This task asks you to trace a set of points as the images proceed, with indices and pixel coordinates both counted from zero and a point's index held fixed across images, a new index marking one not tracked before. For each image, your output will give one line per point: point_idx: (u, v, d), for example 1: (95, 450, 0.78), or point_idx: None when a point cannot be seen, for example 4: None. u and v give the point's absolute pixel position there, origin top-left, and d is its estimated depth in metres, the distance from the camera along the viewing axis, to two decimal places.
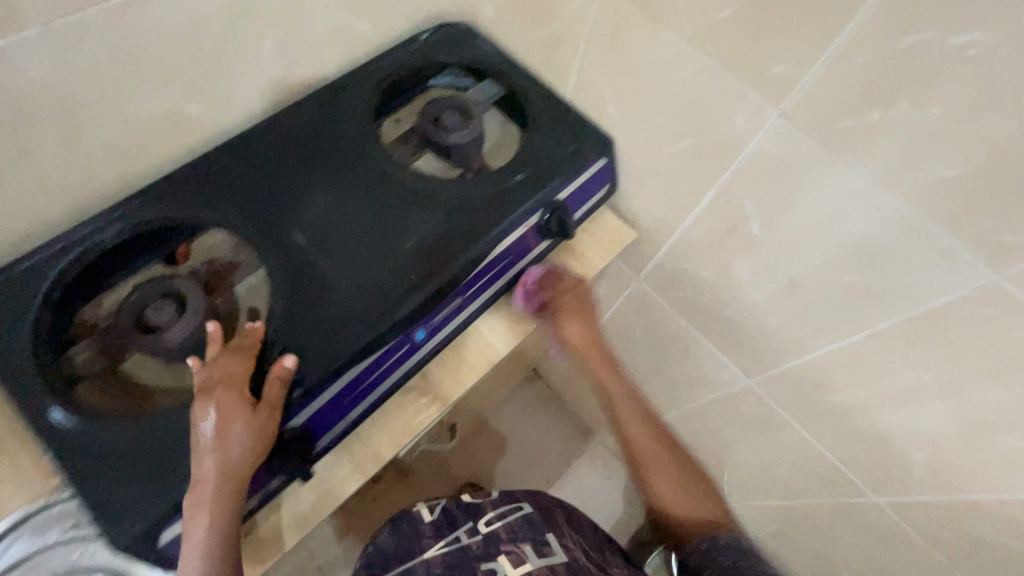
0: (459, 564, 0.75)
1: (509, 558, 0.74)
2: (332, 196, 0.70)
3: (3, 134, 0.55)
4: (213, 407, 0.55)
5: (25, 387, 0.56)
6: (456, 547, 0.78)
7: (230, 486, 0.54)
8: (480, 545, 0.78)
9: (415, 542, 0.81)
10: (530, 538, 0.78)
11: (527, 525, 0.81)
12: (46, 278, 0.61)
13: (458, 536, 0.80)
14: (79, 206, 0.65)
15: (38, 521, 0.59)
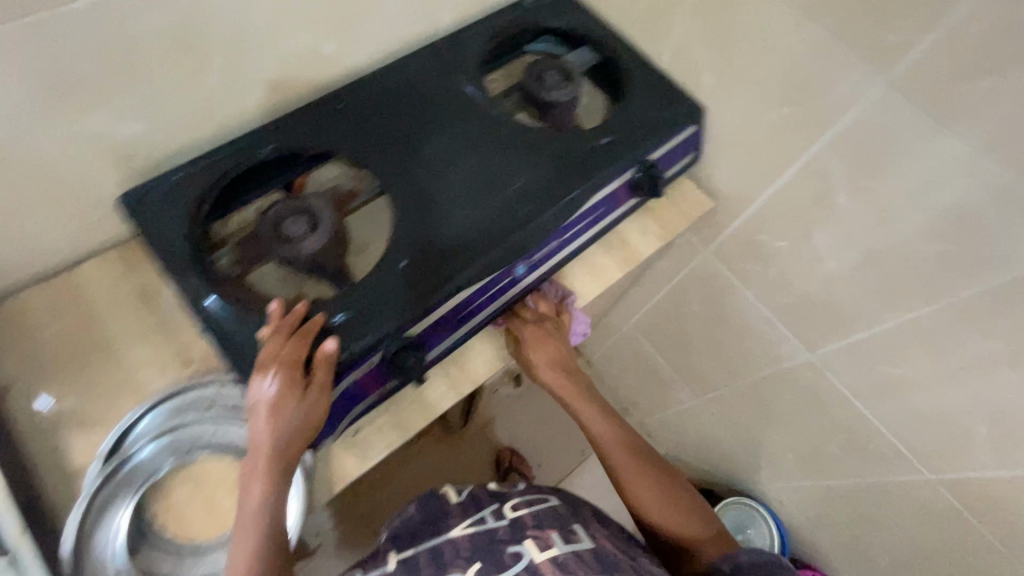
0: (483, 546, 0.66)
1: (535, 543, 0.64)
2: (448, 135, 0.76)
3: (182, 52, 0.61)
4: (268, 386, 0.59)
5: (187, 277, 0.64)
6: (479, 530, 0.69)
7: (279, 458, 0.60)
8: (506, 530, 0.67)
9: (440, 524, 0.73)
10: (560, 527, 0.67)
11: (553, 513, 0.71)
12: (203, 185, 0.69)
13: (482, 519, 0.71)
14: (224, 129, 0.72)
15: (186, 401, 0.65)
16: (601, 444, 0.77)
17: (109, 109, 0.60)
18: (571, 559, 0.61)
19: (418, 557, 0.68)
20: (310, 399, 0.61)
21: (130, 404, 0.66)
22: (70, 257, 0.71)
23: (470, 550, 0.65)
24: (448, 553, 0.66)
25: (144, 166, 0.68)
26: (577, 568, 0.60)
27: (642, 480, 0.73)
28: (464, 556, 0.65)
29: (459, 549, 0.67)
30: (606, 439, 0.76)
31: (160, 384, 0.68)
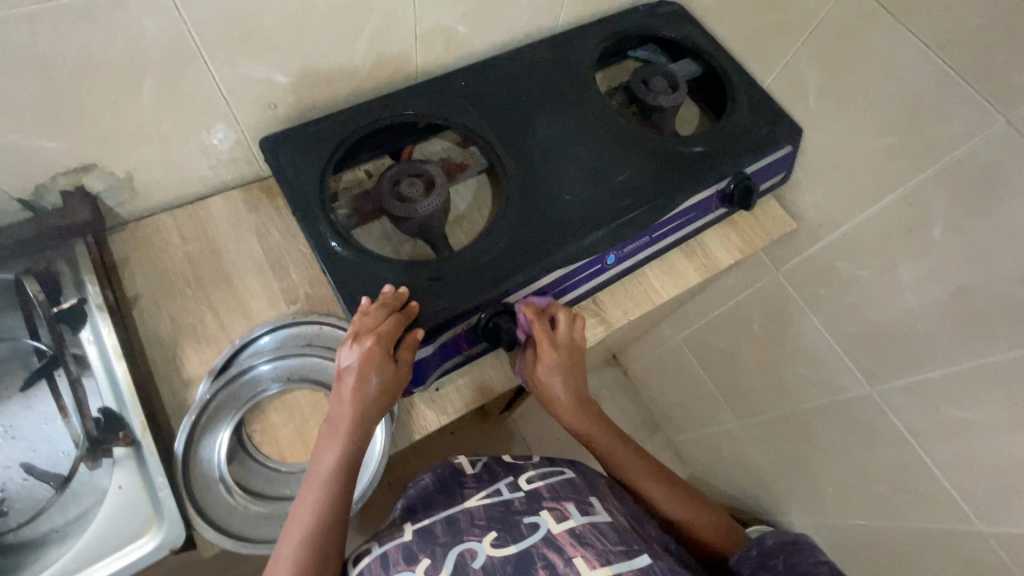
0: (497, 517, 0.60)
1: (552, 514, 0.59)
2: (558, 123, 0.81)
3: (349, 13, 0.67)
4: (361, 356, 0.61)
5: (314, 218, 0.69)
6: (494, 500, 0.63)
7: (360, 427, 0.61)
8: (523, 501, 0.62)
9: (453, 491, 0.68)
10: (577, 500, 0.62)
11: (571, 488, 0.65)
12: (336, 139, 0.75)
13: (497, 490, 0.65)
14: (359, 91, 0.79)
15: (290, 336, 0.70)
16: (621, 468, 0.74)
17: (275, 56, 0.67)
18: (589, 531, 0.56)
19: (428, 528, 0.60)
20: (393, 375, 0.63)
21: (241, 329, 0.72)
22: (202, 189, 0.78)
23: (486, 519, 0.60)
24: (463, 521, 0.60)
25: (285, 114, 0.74)
26: (595, 541, 0.55)
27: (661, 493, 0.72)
28: (479, 525, 0.59)
29: (474, 517, 0.61)
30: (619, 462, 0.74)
31: (268, 315, 0.73)
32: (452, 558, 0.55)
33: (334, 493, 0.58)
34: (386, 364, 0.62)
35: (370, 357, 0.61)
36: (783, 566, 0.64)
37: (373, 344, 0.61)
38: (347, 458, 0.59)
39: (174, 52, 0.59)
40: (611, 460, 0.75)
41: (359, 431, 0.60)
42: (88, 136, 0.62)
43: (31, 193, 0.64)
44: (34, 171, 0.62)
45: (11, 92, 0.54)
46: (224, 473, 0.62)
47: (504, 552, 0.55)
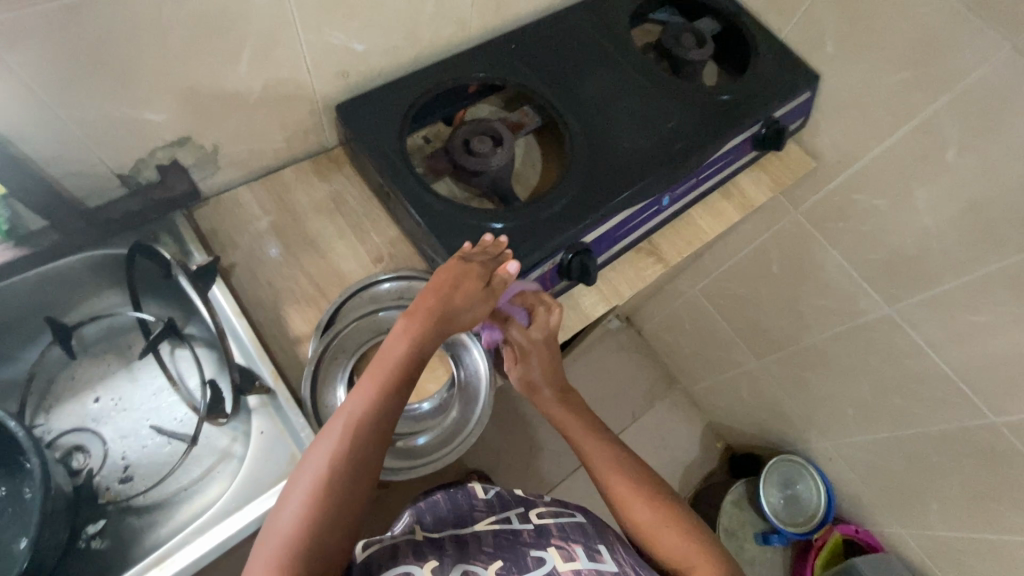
0: (506, 545, 0.62)
1: (560, 553, 0.60)
2: (606, 78, 0.87)
3: None
4: (465, 276, 0.66)
5: (400, 177, 0.74)
6: (504, 530, 0.65)
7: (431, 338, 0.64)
8: (533, 534, 0.64)
9: (467, 514, 0.70)
10: (588, 545, 0.63)
11: (582, 530, 0.66)
12: (405, 103, 0.79)
13: (509, 519, 0.68)
14: (419, 58, 0.82)
15: (383, 291, 0.74)
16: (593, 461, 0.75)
17: (353, 24, 0.70)
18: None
19: (440, 540, 0.63)
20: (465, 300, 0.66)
21: (335, 289, 0.75)
22: (275, 161, 0.81)
23: (494, 546, 0.62)
24: (472, 545, 0.62)
25: (355, 82, 0.78)
26: None
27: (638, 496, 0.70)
28: (487, 553, 0.60)
29: (483, 543, 0.63)
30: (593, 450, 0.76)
31: (359, 273, 0.77)
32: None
33: (387, 396, 0.59)
34: (467, 290, 0.66)
35: (453, 278, 0.66)
36: None
37: (462, 271, 0.66)
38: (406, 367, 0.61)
39: (268, 20, 0.62)
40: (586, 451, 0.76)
41: (423, 343, 0.63)
42: (189, 107, 0.65)
43: (131, 168, 0.67)
44: (136, 145, 0.65)
45: (131, 63, 0.57)
46: None
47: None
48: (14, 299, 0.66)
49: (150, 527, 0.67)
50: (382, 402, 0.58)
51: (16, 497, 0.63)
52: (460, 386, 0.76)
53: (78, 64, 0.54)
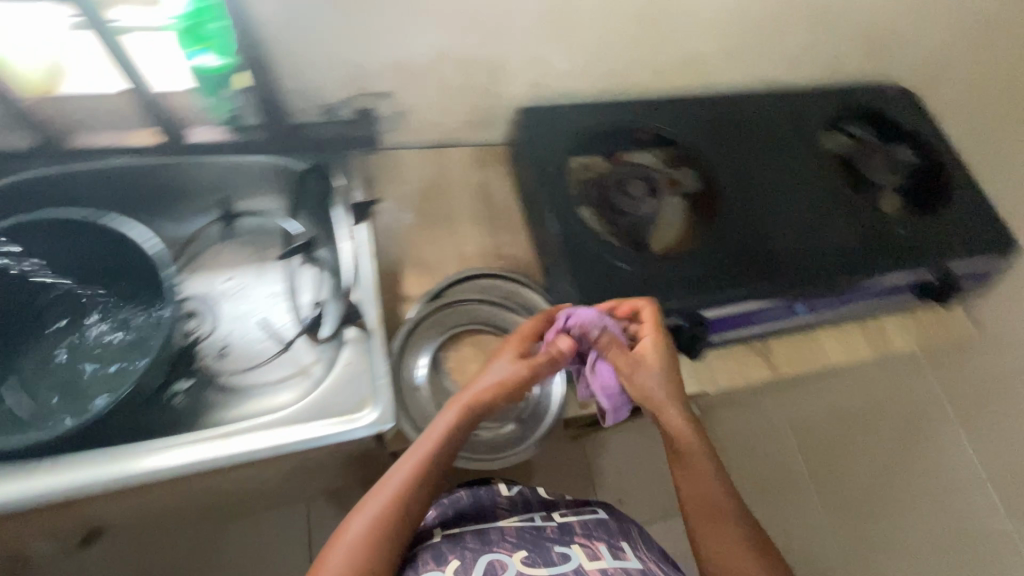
0: (528, 539, 0.61)
1: (583, 550, 0.59)
2: (780, 170, 0.85)
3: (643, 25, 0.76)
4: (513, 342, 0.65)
5: (552, 189, 0.77)
6: (526, 526, 0.63)
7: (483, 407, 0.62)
8: (555, 530, 0.63)
9: (487, 510, 0.68)
10: (611, 543, 0.61)
11: (604, 528, 0.64)
12: (581, 126, 0.82)
13: (530, 518, 0.66)
14: (608, 93, 0.87)
15: (491, 286, 0.79)
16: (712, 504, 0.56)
17: (566, 44, 0.75)
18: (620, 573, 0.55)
19: (461, 536, 0.62)
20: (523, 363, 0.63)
21: (453, 268, 0.80)
22: (447, 140, 0.88)
23: (517, 539, 0.61)
24: (494, 534, 0.62)
25: (544, 95, 0.83)
26: None
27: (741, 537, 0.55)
28: (510, 541, 0.60)
29: (505, 534, 0.62)
30: (716, 500, 0.57)
31: (478, 263, 0.80)
32: (482, 566, 0.56)
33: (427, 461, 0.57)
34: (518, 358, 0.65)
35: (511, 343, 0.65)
36: None
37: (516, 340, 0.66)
38: (462, 424, 0.60)
39: (496, 15, 0.69)
40: (693, 474, 0.58)
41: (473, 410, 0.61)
42: (405, 69, 0.73)
43: (337, 104, 0.76)
44: (351, 86, 0.74)
45: (381, 15, 0.65)
46: (424, 383, 0.71)
47: (533, 571, 0.55)
48: (205, 176, 0.77)
49: (219, 406, 0.73)
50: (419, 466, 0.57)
51: (139, 330, 0.70)
52: (529, 404, 0.75)
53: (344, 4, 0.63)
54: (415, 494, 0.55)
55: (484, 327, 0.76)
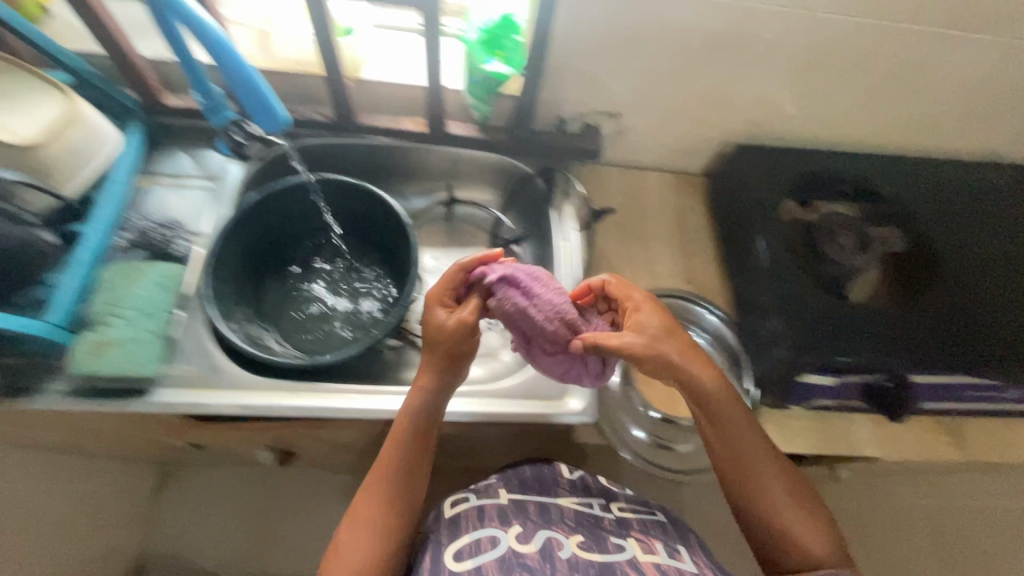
0: (586, 524, 0.60)
1: (639, 544, 0.58)
2: (1009, 246, 0.81)
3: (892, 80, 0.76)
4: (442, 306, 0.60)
5: (763, 224, 0.79)
6: (584, 510, 0.63)
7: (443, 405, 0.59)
8: (613, 523, 0.61)
9: (549, 485, 0.67)
10: (668, 543, 0.59)
11: (662, 529, 0.62)
12: (799, 169, 0.84)
13: (589, 501, 0.65)
14: (825, 141, 0.87)
15: (682, 307, 0.81)
16: (751, 469, 0.57)
17: (806, 88, 0.77)
18: (674, 571, 0.54)
19: (524, 504, 0.62)
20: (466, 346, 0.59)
21: (644, 283, 0.83)
22: (651, 163, 0.92)
23: (575, 522, 0.60)
24: (554, 513, 0.61)
25: (761, 135, 0.85)
26: None
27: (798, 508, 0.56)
28: (568, 523, 0.60)
29: (564, 515, 0.61)
30: (766, 475, 0.57)
31: (669, 283, 0.84)
32: (540, 541, 0.56)
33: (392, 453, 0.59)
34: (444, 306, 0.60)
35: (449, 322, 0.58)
36: None
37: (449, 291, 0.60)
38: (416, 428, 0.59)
39: (745, 55, 0.72)
40: (754, 484, 0.57)
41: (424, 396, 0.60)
42: (646, 92, 0.78)
43: (571, 116, 0.83)
44: (589, 102, 0.81)
45: (647, 44, 0.71)
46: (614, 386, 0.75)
47: (588, 556, 0.55)
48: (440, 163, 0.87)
49: (415, 366, 0.80)
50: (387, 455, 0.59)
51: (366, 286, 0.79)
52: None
53: (619, 30, 0.69)
54: (392, 447, 0.59)
55: None
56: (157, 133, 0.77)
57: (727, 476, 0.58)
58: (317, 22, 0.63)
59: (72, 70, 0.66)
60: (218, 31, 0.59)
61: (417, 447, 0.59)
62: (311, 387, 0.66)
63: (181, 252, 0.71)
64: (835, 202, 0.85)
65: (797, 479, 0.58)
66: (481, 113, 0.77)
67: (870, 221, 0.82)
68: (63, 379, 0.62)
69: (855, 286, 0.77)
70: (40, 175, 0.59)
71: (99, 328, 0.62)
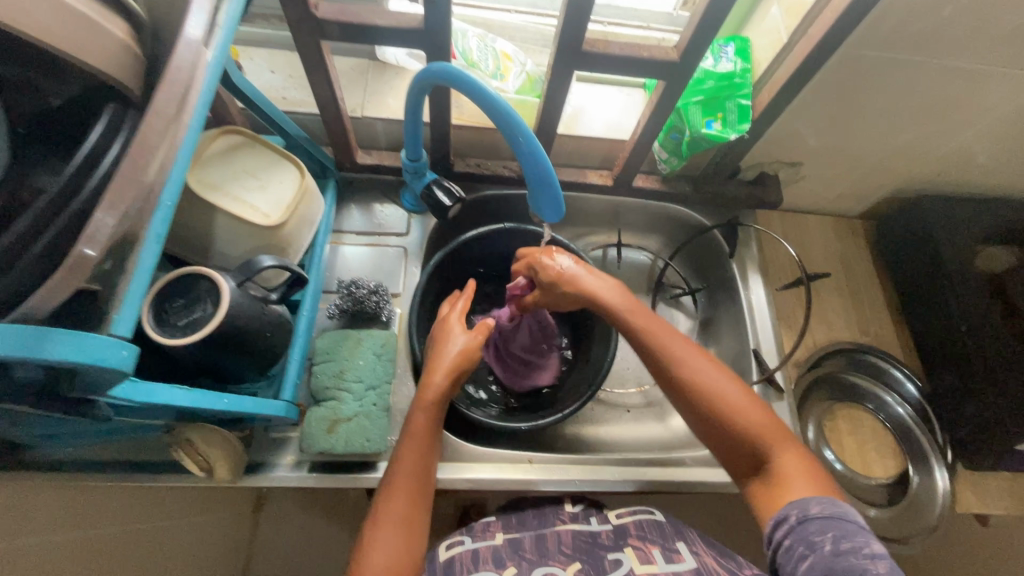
0: (583, 548, 0.59)
1: (636, 553, 0.57)
2: None
3: None
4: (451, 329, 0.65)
5: (959, 277, 0.76)
6: (583, 531, 0.62)
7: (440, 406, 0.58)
8: (611, 536, 0.61)
9: (548, 514, 0.65)
10: (666, 548, 0.58)
11: (661, 531, 0.61)
12: (985, 218, 0.80)
13: (588, 519, 0.64)
14: (1003, 190, 0.85)
15: (865, 361, 0.81)
16: (706, 386, 0.54)
17: (1012, 146, 0.74)
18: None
19: (519, 540, 0.60)
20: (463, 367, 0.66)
21: (821, 337, 0.81)
22: (811, 207, 0.91)
23: (573, 550, 0.59)
24: (551, 543, 0.60)
25: (940, 184, 0.83)
26: None
27: (780, 442, 0.52)
28: (565, 554, 0.58)
29: (562, 542, 0.60)
30: (716, 390, 0.54)
31: (844, 334, 0.82)
32: None
33: (412, 452, 0.55)
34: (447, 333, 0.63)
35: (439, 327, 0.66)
36: (827, 550, 0.42)
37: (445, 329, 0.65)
38: (428, 415, 0.57)
39: (957, 115, 0.69)
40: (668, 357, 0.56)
41: (433, 384, 0.58)
42: (839, 145, 0.76)
43: (748, 166, 0.81)
44: (773, 154, 0.78)
45: (864, 106, 0.68)
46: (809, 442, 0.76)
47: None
48: (604, 210, 0.86)
49: (589, 420, 0.80)
50: (407, 461, 0.55)
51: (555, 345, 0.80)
52: (909, 491, 0.75)
53: (843, 93, 0.66)
54: (422, 432, 0.56)
55: (863, 403, 0.80)
56: (341, 189, 0.76)
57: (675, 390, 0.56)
58: (549, 105, 0.61)
59: (289, 135, 0.64)
60: (505, 102, 0.47)
61: (432, 413, 0.58)
62: (530, 457, 0.69)
63: (388, 318, 0.69)
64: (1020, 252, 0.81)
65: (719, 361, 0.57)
66: (668, 161, 0.76)
67: None
68: (293, 452, 0.61)
69: None
70: (279, 253, 0.58)
71: (329, 404, 0.61)
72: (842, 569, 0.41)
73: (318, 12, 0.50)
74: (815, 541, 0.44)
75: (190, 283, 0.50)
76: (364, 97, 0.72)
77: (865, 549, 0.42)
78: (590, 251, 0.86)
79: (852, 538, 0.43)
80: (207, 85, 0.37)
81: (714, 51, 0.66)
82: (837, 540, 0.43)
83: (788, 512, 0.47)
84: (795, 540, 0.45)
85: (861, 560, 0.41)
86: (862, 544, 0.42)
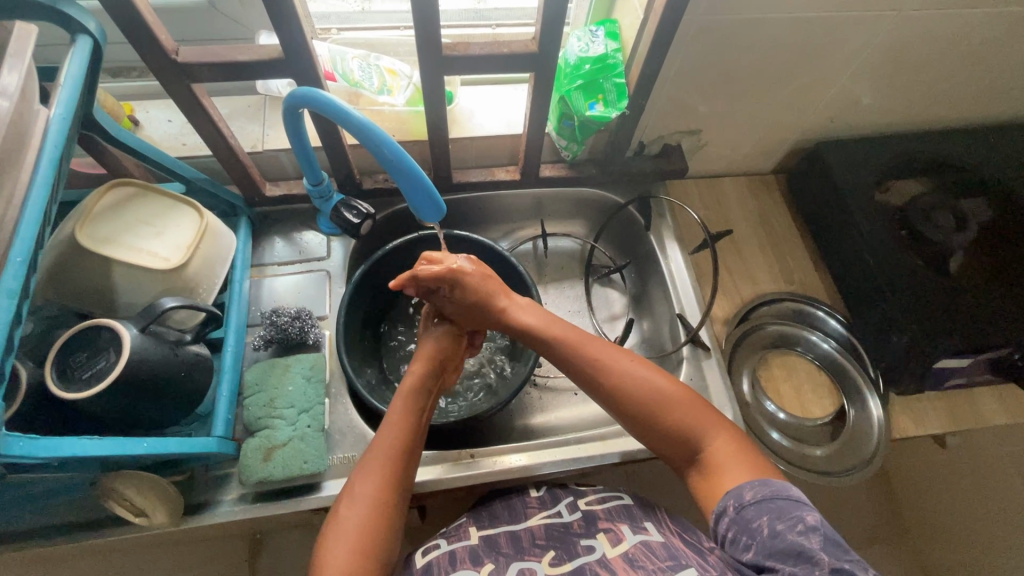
0: (557, 537, 0.58)
1: (606, 536, 0.57)
2: None
3: (976, 70, 0.77)
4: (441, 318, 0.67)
5: (862, 213, 0.79)
6: (555, 520, 0.61)
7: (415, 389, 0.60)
8: (581, 524, 0.60)
9: (517, 509, 0.65)
10: (633, 523, 0.58)
11: (629, 513, 0.60)
12: (881, 156, 0.84)
13: (558, 511, 0.63)
14: (897, 126, 0.88)
15: (791, 308, 0.84)
16: (620, 385, 0.58)
17: (888, 85, 0.78)
18: (642, 554, 0.53)
19: (494, 537, 0.60)
20: (448, 373, 0.67)
21: (746, 292, 0.84)
22: (723, 170, 0.94)
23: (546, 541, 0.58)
24: (525, 539, 0.59)
25: (836, 128, 0.87)
26: (646, 563, 0.52)
27: (721, 439, 0.55)
28: (540, 546, 0.58)
29: (535, 536, 0.60)
30: (679, 416, 0.56)
31: (768, 285, 0.85)
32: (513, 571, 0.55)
33: (388, 431, 0.56)
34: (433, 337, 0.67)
35: (447, 340, 0.66)
36: (766, 534, 0.46)
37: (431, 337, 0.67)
38: (410, 398, 0.59)
39: (826, 64, 0.72)
40: (623, 391, 0.57)
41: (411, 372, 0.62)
42: (729, 109, 0.79)
43: (650, 141, 0.84)
44: (670, 126, 0.82)
45: (738, 69, 0.71)
46: (748, 394, 0.79)
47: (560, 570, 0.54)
48: (525, 204, 0.88)
49: (537, 408, 0.81)
50: (383, 438, 0.55)
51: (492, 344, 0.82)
52: (849, 425, 0.77)
53: (712, 60, 0.69)
54: (402, 409, 0.58)
55: (796, 347, 0.83)
56: (258, 224, 0.78)
57: (642, 420, 0.57)
58: (431, 113, 0.63)
59: (186, 180, 0.64)
60: (365, 117, 0.49)
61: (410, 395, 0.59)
62: (472, 452, 0.69)
63: (316, 340, 0.70)
64: (922, 181, 0.84)
65: (653, 367, 0.59)
66: (571, 147, 0.78)
67: (962, 196, 0.82)
68: (236, 486, 0.62)
69: (964, 261, 0.76)
70: (188, 294, 0.59)
71: (263, 433, 0.62)
72: (781, 550, 0.44)
73: (179, 58, 0.52)
74: (754, 527, 0.47)
75: (90, 336, 0.50)
76: (264, 132, 0.74)
77: (799, 526, 0.45)
78: (517, 245, 0.89)
79: (785, 516, 0.46)
80: (52, 144, 0.38)
81: (586, 37, 0.69)
82: (772, 522, 0.46)
83: (728, 503, 0.50)
84: (737, 529, 0.48)
85: (796, 538, 0.44)
86: (795, 521, 0.46)
